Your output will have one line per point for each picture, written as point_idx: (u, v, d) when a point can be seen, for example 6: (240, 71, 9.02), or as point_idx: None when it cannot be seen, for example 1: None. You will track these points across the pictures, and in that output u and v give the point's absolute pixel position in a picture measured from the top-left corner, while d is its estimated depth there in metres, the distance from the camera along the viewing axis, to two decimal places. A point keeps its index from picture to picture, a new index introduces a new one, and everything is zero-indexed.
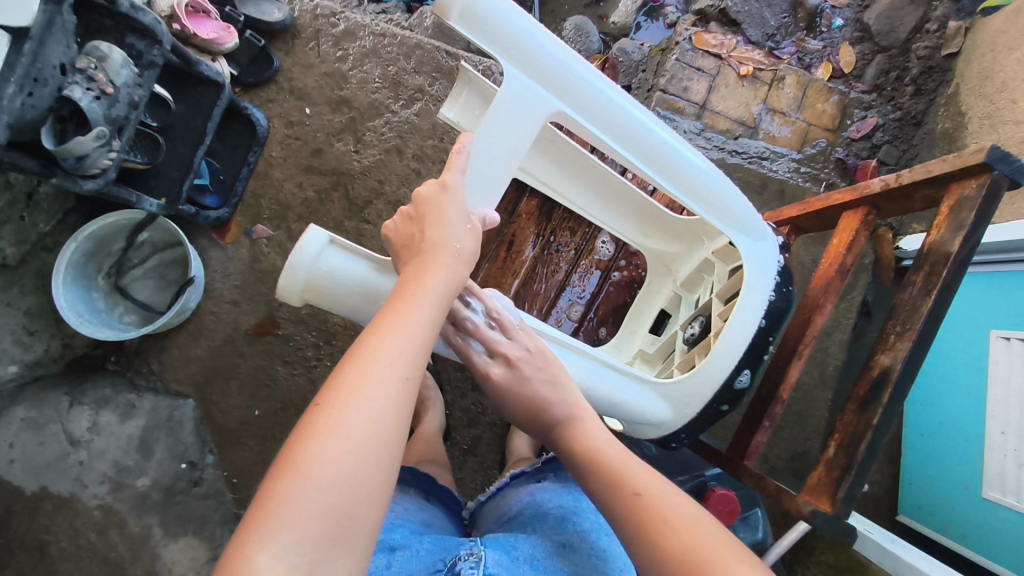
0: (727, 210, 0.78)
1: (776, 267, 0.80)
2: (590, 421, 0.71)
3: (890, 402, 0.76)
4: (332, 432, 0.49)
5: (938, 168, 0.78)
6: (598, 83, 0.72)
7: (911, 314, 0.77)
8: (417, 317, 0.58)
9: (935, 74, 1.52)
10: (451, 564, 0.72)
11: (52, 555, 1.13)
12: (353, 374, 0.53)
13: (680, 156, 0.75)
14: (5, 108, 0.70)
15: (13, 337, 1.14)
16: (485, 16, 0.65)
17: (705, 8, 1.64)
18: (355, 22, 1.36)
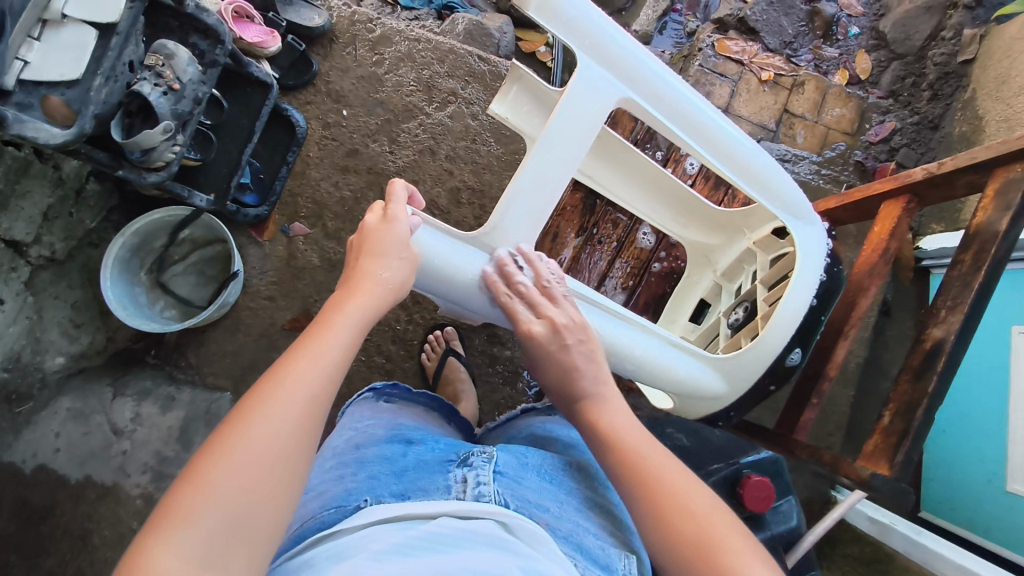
0: (784, 197, 0.82)
1: (827, 251, 0.83)
2: (615, 399, 0.70)
3: (946, 370, 0.80)
4: (239, 446, 0.48)
5: (982, 155, 0.81)
6: (661, 72, 0.77)
7: (962, 290, 0.81)
8: (342, 337, 0.60)
9: (951, 79, 1.56)
10: (464, 456, 0.71)
11: (94, 543, 1.15)
12: (268, 389, 0.52)
13: (738, 142, 0.80)
14: (93, 99, 0.73)
15: (60, 329, 1.17)
16: (563, 9, 0.71)
17: (724, 17, 1.69)
18: (390, 28, 1.41)
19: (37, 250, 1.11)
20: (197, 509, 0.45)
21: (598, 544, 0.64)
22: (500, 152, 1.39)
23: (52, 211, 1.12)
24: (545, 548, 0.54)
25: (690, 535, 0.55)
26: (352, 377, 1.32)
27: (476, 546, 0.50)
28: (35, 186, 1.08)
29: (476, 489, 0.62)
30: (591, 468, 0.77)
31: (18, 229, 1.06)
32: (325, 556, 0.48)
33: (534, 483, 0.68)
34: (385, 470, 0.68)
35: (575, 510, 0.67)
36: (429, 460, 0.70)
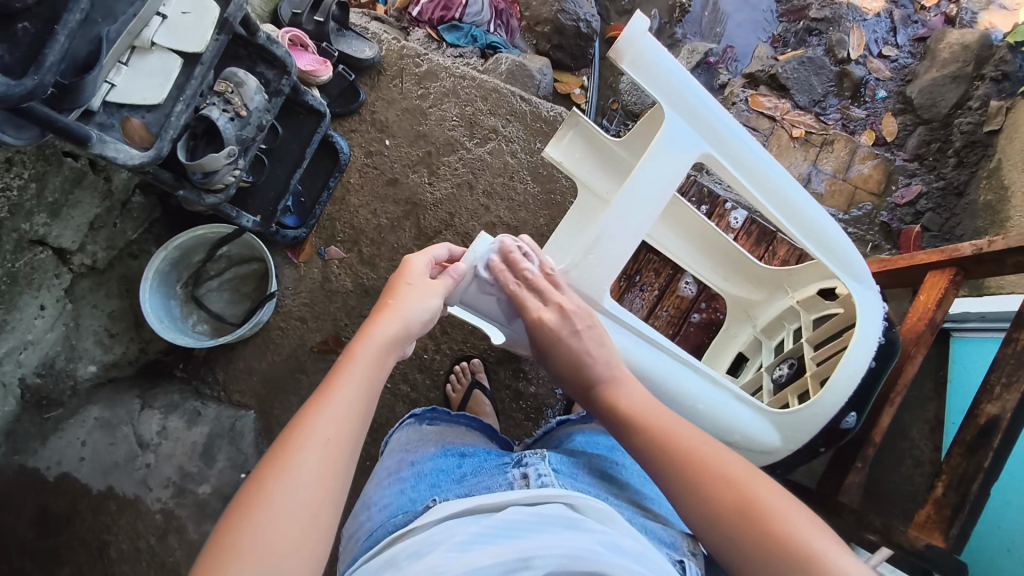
0: (842, 257, 0.84)
1: (882, 319, 0.84)
2: (630, 383, 0.77)
3: (1002, 447, 0.86)
4: (272, 501, 0.52)
5: None
6: (736, 129, 0.81)
7: (1018, 366, 0.88)
8: (360, 376, 0.63)
9: (977, 148, 1.58)
10: (519, 457, 0.77)
11: (110, 556, 1.14)
12: (284, 445, 0.56)
13: (804, 202, 0.83)
14: (172, 124, 0.77)
15: (95, 338, 1.19)
16: (651, 66, 0.77)
17: (756, 72, 1.78)
18: (437, 64, 1.45)
19: (80, 258, 1.13)
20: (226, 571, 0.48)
21: (660, 527, 0.73)
22: (536, 191, 1.42)
23: (98, 221, 1.14)
24: (616, 522, 0.61)
25: (744, 504, 0.61)
26: (377, 404, 1.33)
27: (555, 523, 0.56)
28: (86, 196, 1.09)
29: (539, 480, 0.70)
30: (633, 465, 0.86)
31: (66, 237, 1.08)
32: (412, 549, 0.54)
33: (591, 477, 0.79)
34: (443, 479, 0.75)
35: (630, 497, 0.78)
36: (486, 465, 0.76)
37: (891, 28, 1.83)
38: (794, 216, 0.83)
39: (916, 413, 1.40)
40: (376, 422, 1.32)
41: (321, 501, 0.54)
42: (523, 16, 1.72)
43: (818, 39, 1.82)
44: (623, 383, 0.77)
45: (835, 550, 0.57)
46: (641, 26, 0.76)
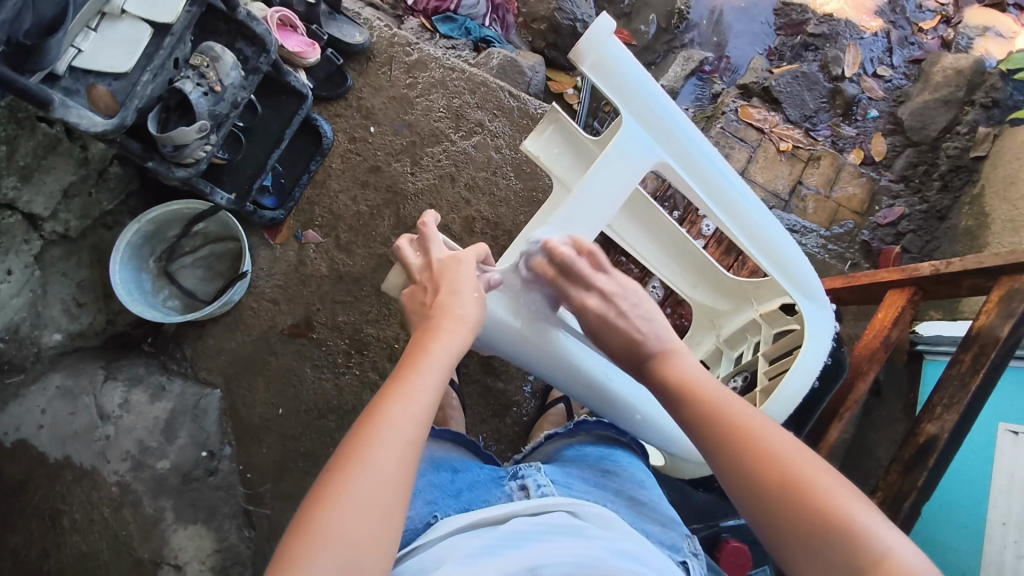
0: (796, 273, 0.86)
1: (829, 341, 0.86)
2: (683, 354, 0.78)
3: (936, 466, 0.88)
4: (347, 491, 0.54)
5: (989, 261, 0.86)
6: (696, 138, 0.83)
7: (958, 390, 0.88)
8: (431, 374, 0.66)
9: (962, 173, 1.60)
10: (513, 471, 0.83)
11: (63, 526, 1.13)
12: (363, 437, 0.58)
13: (760, 217, 0.85)
14: (138, 94, 0.75)
15: (62, 307, 1.18)
16: (613, 68, 0.79)
17: (749, 83, 1.77)
18: (427, 54, 1.45)
19: (52, 225, 1.12)
20: (316, 558, 0.50)
21: (658, 528, 0.77)
22: (518, 188, 1.42)
23: (73, 189, 1.13)
24: (615, 528, 0.66)
25: (782, 471, 0.59)
26: (344, 390, 1.33)
27: (559, 530, 0.61)
28: (60, 163, 1.09)
29: (539, 492, 0.74)
30: (627, 472, 0.86)
31: (37, 203, 1.08)
32: (426, 561, 0.58)
33: (584, 486, 0.80)
34: (441, 493, 0.78)
35: (627, 500, 0.80)
36: (481, 480, 0.81)
37: (887, 48, 1.84)
38: (750, 230, 0.86)
39: (878, 432, 1.42)
40: (341, 408, 1.32)
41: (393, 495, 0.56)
42: (520, 12, 1.71)
43: (814, 54, 1.82)
44: (675, 356, 0.78)
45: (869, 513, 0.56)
46: (606, 27, 0.77)
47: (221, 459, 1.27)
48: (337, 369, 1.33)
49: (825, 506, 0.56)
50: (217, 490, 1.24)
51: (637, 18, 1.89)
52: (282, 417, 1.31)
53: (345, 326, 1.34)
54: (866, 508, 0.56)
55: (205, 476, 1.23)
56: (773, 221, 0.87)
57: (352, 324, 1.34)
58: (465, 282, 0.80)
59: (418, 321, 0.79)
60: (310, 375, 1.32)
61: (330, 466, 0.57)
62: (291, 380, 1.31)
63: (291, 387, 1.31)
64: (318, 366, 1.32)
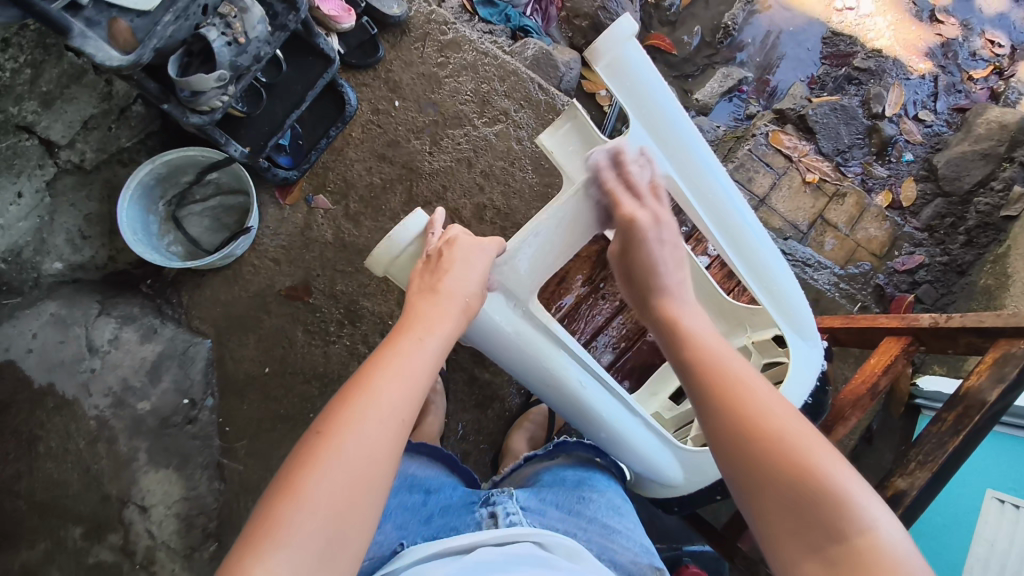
0: (789, 305, 0.87)
1: (817, 372, 0.88)
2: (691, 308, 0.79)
3: (901, 521, 0.84)
4: (329, 463, 0.52)
5: (990, 322, 0.84)
6: (705, 155, 0.83)
7: (935, 447, 0.85)
8: (425, 355, 0.65)
9: (989, 231, 1.56)
10: (486, 495, 0.77)
11: (38, 451, 1.14)
12: (358, 404, 0.56)
13: (761, 245, 0.86)
14: (158, 33, 0.75)
15: (66, 237, 1.19)
16: (629, 72, 0.78)
17: (785, 110, 1.74)
18: (462, 36, 1.44)
19: (67, 154, 1.14)
20: (297, 523, 0.49)
21: (628, 560, 0.72)
22: (534, 181, 1.41)
23: (92, 122, 1.15)
24: (584, 561, 0.60)
25: (776, 436, 0.60)
26: (332, 359, 1.33)
27: (524, 560, 0.56)
28: (83, 94, 1.12)
29: (507, 519, 0.69)
30: (603, 498, 0.81)
31: (55, 130, 1.10)
32: None
33: (556, 514, 0.76)
34: (411, 520, 0.74)
35: (602, 533, 0.74)
36: (453, 504, 0.77)
37: (932, 93, 1.79)
38: (749, 256, 0.86)
39: (863, 479, 1.39)
40: (326, 376, 1.32)
41: (380, 469, 0.54)
42: (563, 6, 1.69)
43: (856, 89, 1.79)
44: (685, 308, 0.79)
45: (870, 496, 0.55)
46: (626, 29, 0.76)
47: (201, 409, 1.27)
48: (328, 337, 1.33)
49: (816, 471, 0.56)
50: (193, 438, 1.24)
51: (682, 28, 1.86)
52: (267, 376, 1.31)
53: (342, 296, 1.34)
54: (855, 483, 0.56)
55: (183, 424, 1.24)
56: (774, 250, 0.86)
57: (349, 294, 1.34)
58: (472, 265, 0.77)
59: (413, 295, 0.74)
60: (300, 339, 1.32)
61: (318, 428, 0.55)
62: (281, 341, 1.31)
63: (280, 348, 1.32)
64: (310, 331, 1.32)
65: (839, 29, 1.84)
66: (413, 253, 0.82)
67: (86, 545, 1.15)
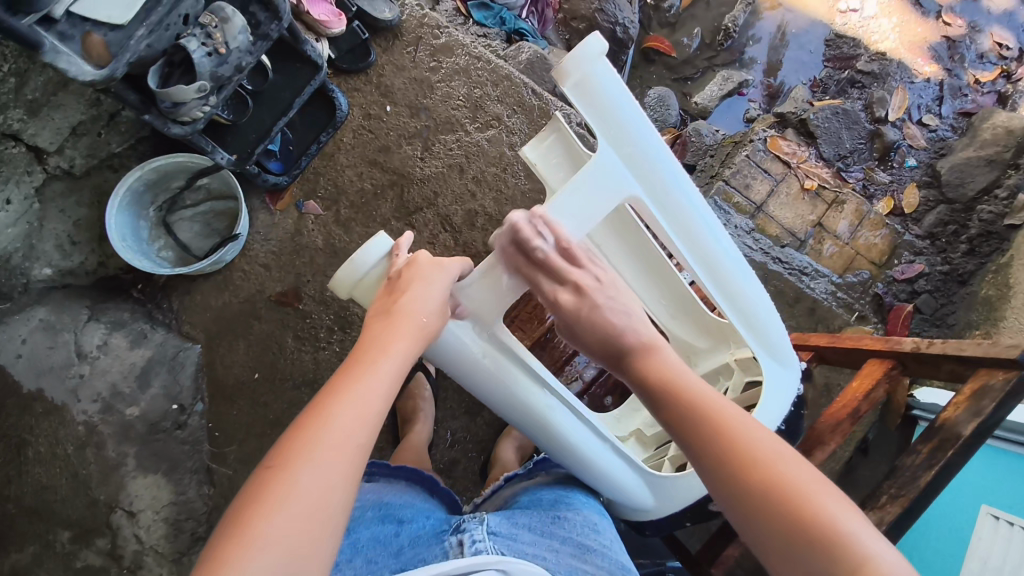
0: (760, 326, 0.87)
1: (793, 391, 0.90)
2: (666, 351, 0.79)
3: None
4: (281, 499, 0.52)
5: (970, 350, 0.83)
6: (678, 175, 0.81)
7: (907, 481, 0.83)
8: (381, 380, 0.65)
9: (991, 240, 1.52)
10: (456, 524, 0.78)
11: (28, 456, 1.15)
12: (309, 437, 0.56)
13: (734, 267, 0.85)
14: (131, 48, 0.78)
15: (56, 242, 1.19)
16: (598, 91, 0.76)
17: (786, 114, 1.71)
18: (455, 40, 1.42)
19: (56, 160, 1.14)
20: (251, 559, 0.48)
21: None
22: (526, 187, 1.39)
23: (81, 128, 1.15)
24: None
25: (769, 477, 0.60)
26: (322, 365, 1.33)
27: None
28: (70, 101, 1.11)
29: (472, 547, 0.69)
30: (580, 516, 0.83)
31: (43, 137, 1.10)
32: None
33: (529, 537, 0.76)
34: (382, 554, 0.74)
35: (573, 554, 0.75)
36: (424, 535, 0.76)
37: (937, 96, 1.76)
38: (721, 275, 0.85)
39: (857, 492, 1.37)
40: (316, 382, 1.32)
41: (337, 498, 0.54)
42: (559, 8, 1.68)
43: (859, 93, 1.75)
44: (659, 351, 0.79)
45: (859, 520, 0.56)
46: (595, 46, 0.75)
47: (191, 414, 1.27)
48: (318, 343, 1.32)
49: (808, 508, 0.57)
50: (183, 444, 1.25)
51: (681, 30, 1.84)
52: (257, 382, 1.31)
53: (332, 302, 1.33)
54: (846, 508, 0.57)
55: (172, 429, 1.24)
56: (746, 270, 0.86)
57: (339, 301, 1.34)
58: (432, 286, 0.76)
59: (373, 319, 0.74)
60: (290, 345, 1.32)
61: (269, 462, 0.55)
62: (270, 347, 1.31)
63: (270, 354, 1.31)
64: (299, 337, 1.32)
65: (842, 32, 1.81)
66: (378, 274, 0.82)
67: (74, 549, 1.16)
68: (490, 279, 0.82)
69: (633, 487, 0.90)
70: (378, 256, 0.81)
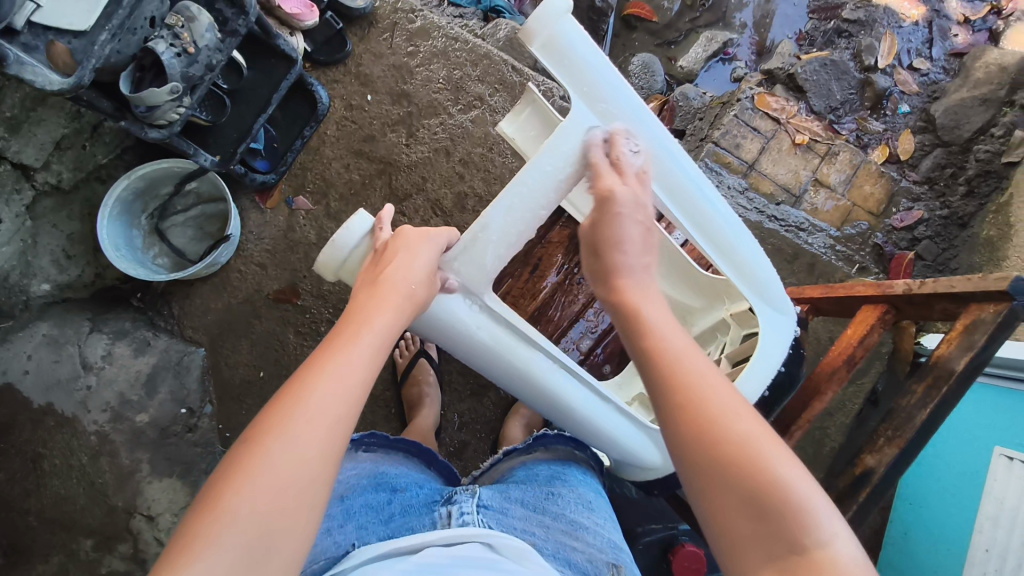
0: (753, 276, 0.87)
1: (791, 337, 0.90)
2: (652, 293, 0.75)
3: (866, 502, 0.85)
4: (255, 473, 0.52)
5: (960, 285, 0.82)
6: (657, 131, 0.81)
7: (905, 421, 0.85)
8: (365, 350, 0.64)
9: (990, 179, 1.50)
10: (448, 495, 0.79)
11: (43, 469, 1.17)
12: (286, 411, 0.56)
13: (720, 216, 0.85)
14: (96, 53, 0.77)
15: (51, 257, 1.20)
16: (565, 49, 0.75)
17: (773, 70, 1.68)
18: (431, 22, 1.41)
19: (44, 176, 1.14)
20: (221, 535, 0.49)
21: (585, 558, 0.73)
22: (514, 166, 1.39)
23: (65, 142, 1.15)
24: (532, 561, 0.63)
25: (726, 437, 0.57)
26: None
27: (468, 562, 0.60)
28: (51, 115, 1.12)
29: (461, 518, 0.71)
30: (575, 493, 0.84)
31: (27, 154, 1.10)
32: None
33: (520, 512, 0.78)
34: (373, 519, 0.75)
35: (561, 530, 0.76)
36: (415, 503, 0.78)
37: (927, 39, 1.72)
38: (707, 227, 0.85)
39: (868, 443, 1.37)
40: None
41: (315, 471, 0.55)
42: None
43: (847, 42, 1.71)
44: (640, 291, 0.75)
45: (813, 493, 0.54)
46: (559, 5, 0.73)
47: (201, 417, 1.28)
48: (320, 337, 1.33)
49: (762, 474, 0.55)
50: (195, 446, 1.26)
51: None
52: (263, 380, 1.32)
53: (330, 295, 1.34)
54: (796, 473, 0.55)
55: (184, 433, 1.26)
56: (736, 223, 0.86)
57: (337, 293, 1.34)
58: (416, 255, 0.75)
59: (358, 290, 0.73)
60: (292, 341, 1.32)
61: (247, 436, 0.55)
62: (273, 344, 1.31)
63: (274, 351, 1.32)
64: (301, 332, 1.33)
65: None
66: (362, 252, 0.81)
67: (97, 557, 1.18)
68: (475, 250, 0.79)
69: (631, 447, 0.91)
70: (359, 236, 0.81)
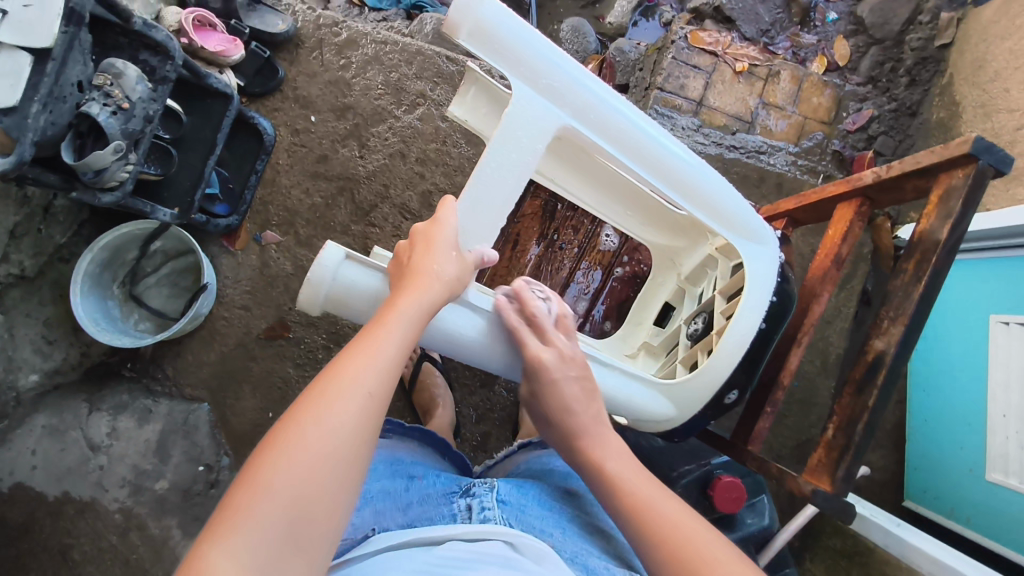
0: (726, 211, 0.88)
1: (776, 264, 0.91)
2: (609, 443, 0.75)
3: (885, 384, 0.85)
4: (290, 447, 0.52)
5: (926, 160, 0.85)
6: (602, 91, 0.81)
7: (903, 300, 0.86)
8: (398, 331, 0.64)
9: (928, 65, 1.55)
10: (467, 486, 0.81)
11: (74, 558, 1.15)
12: (319, 391, 0.56)
13: (682, 163, 0.85)
14: (30, 126, 0.77)
15: (33, 347, 1.17)
16: (494, 33, 0.75)
17: (699, 7, 1.68)
18: (356, 31, 1.40)
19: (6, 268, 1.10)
20: (256, 505, 0.49)
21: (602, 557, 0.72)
22: (471, 154, 1.39)
23: (19, 229, 1.11)
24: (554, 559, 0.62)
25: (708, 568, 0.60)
26: None
27: (489, 558, 0.59)
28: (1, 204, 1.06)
29: (481, 514, 0.72)
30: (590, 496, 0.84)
31: None
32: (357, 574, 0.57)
33: (537, 510, 0.77)
34: (389, 507, 0.78)
35: (578, 528, 0.77)
36: (433, 493, 0.80)
37: None
38: (672, 173, 0.85)
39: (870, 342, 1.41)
40: None
41: (351, 449, 0.55)
42: None
43: None
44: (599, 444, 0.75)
45: None
46: None
47: (220, 470, 1.27)
48: (319, 364, 1.31)
49: None
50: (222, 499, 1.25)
51: None
52: (273, 420, 1.30)
53: (320, 321, 1.33)
54: None
55: (207, 489, 1.24)
56: (699, 163, 0.87)
57: (327, 318, 1.33)
58: (447, 244, 0.73)
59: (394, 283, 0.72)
60: (292, 375, 1.31)
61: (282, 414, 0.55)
62: (275, 382, 1.30)
63: (277, 390, 1.31)
64: (299, 364, 1.31)
65: None
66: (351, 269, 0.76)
67: None
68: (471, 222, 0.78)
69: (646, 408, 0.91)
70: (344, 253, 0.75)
